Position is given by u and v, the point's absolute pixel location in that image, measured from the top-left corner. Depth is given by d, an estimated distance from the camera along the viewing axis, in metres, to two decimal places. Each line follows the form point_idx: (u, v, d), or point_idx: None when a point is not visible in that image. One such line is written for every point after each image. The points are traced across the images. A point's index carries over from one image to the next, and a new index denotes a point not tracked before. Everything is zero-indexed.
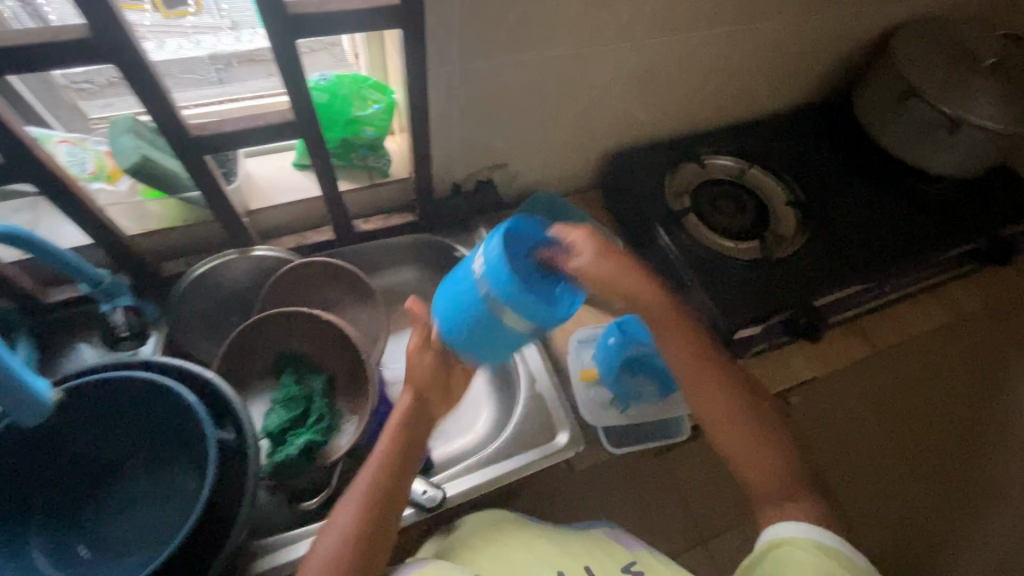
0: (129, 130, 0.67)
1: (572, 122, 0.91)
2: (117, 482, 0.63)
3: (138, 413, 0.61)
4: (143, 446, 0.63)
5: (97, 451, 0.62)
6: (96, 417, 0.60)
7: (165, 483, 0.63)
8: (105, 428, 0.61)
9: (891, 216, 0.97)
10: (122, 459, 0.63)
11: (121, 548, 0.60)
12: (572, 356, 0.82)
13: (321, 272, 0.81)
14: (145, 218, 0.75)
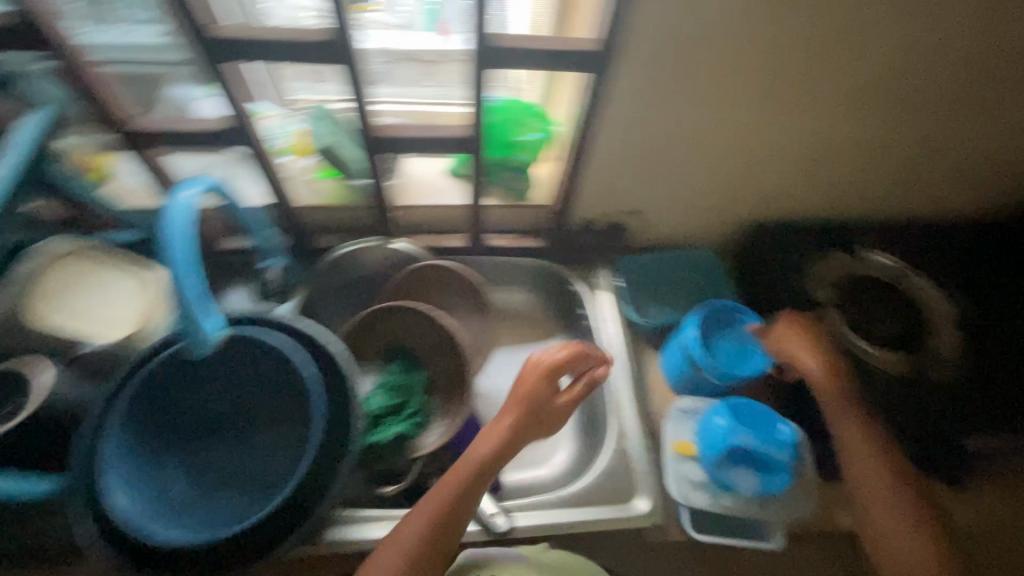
0: (323, 118, 0.74)
1: (721, 184, 0.89)
2: (237, 432, 0.66)
3: (269, 372, 0.63)
4: (260, 401, 0.65)
5: (227, 395, 0.65)
6: (235, 364, 0.63)
7: (268, 439, 0.65)
8: (238, 377, 0.64)
9: None
10: (244, 411, 0.65)
11: (223, 489, 0.62)
12: (669, 424, 0.78)
13: (446, 276, 0.86)
14: (313, 193, 0.84)
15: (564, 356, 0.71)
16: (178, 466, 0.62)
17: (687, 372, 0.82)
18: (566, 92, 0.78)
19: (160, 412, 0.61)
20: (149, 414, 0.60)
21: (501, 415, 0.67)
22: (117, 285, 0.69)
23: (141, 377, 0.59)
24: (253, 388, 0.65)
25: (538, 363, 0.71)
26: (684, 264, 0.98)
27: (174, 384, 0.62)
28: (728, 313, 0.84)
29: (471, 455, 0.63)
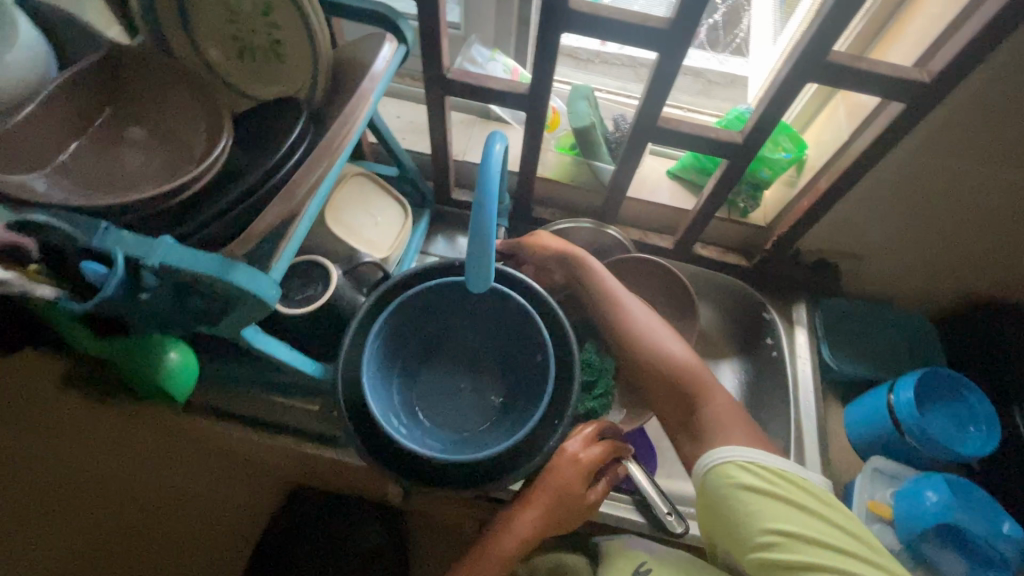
0: (586, 97, 0.78)
1: (975, 253, 0.80)
2: (456, 372, 0.71)
3: (507, 330, 0.69)
4: (485, 347, 0.71)
5: (460, 339, 0.72)
6: (479, 314, 0.69)
7: (482, 382, 0.71)
8: (477, 326, 0.70)
9: None
10: (469, 355, 0.71)
11: (437, 415, 0.69)
12: (861, 480, 0.74)
13: (650, 272, 0.87)
14: (544, 164, 0.88)
15: (607, 450, 0.64)
16: (406, 387, 0.69)
17: (886, 432, 0.77)
18: (839, 120, 0.75)
19: (406, 337, 0.68)
20: (400, 336, 0.67)
21: (533, 501, 0.61)
22: (382, 209, 0.77)
23: (404, 297, 0.64)
24: (484, 335, 0.70)
25: (576, 458, 0.62)
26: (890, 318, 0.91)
27: (424, 312, 0.68)
28: (943, 382, 0.78)
29: (517, 529, 0.61)
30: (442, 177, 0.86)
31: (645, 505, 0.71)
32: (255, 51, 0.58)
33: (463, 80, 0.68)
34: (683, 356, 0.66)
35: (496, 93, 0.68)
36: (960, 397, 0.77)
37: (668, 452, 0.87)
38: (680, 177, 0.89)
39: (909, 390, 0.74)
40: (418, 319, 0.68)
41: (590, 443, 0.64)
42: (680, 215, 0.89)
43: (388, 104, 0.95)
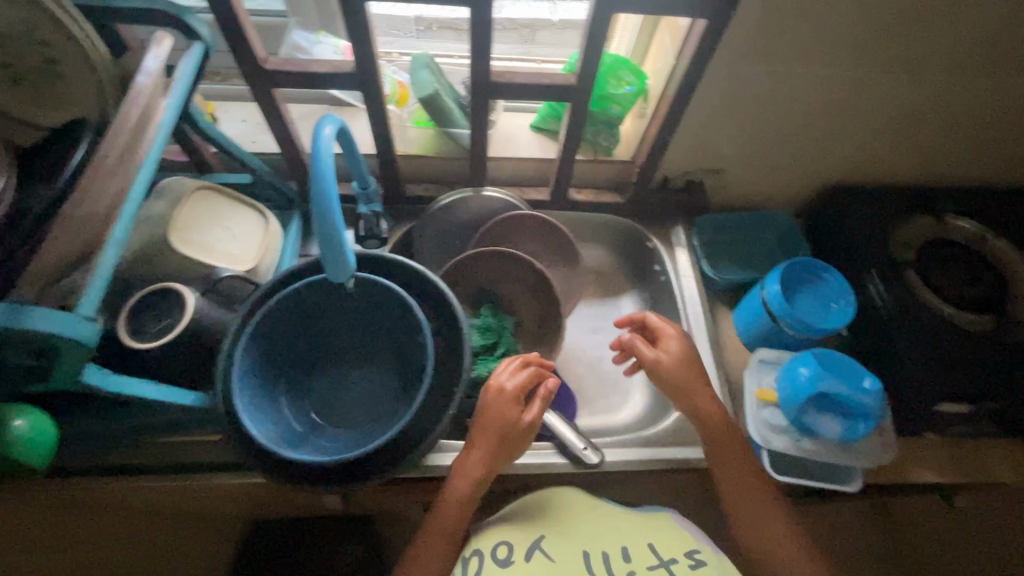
0: (427, 66, 0.78)
1: (810, 146, 0.88)
2: (350, 371, 0.71)
3: (388, 321, 0.67)
4: (370, 341, 0.70)
5: (351, 339, 0.70)
6: (357, 310, 0.68)
7: (376, 376, 0.70)
8: (358, 321, 0.69)
9: None
10: (360, 352, 0.70)
11: (336, 419, 0.68)
12: (749, 374, 0.82)
13: (533, 226, 0.89)
14: (406, 142, 0.87)
15: (530, 377, 0.70)
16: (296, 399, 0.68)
17: (764, 327, 0.84)
18: (668, 46, 0.78)
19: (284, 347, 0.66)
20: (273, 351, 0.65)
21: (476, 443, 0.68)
22: (239, 218, 0.73)
23: (267, 311, 0.63)
24: (363, 330, 0.70)
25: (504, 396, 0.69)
26: (757, 223, 0.98)
27: (295, 322, 0.66)
28: (813, 271, 0.85)
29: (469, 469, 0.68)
30: (302, 175, 0.83)
31: (563, 444, 0.75)
32: (29, 77, 0.52)
33: (284, 68, 0.65)
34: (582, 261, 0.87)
35: (322, 75, 0.66)
36: (824, 279, 0.85)
37: (586, 391, 0.91)
38: (544, 129, 0.92)
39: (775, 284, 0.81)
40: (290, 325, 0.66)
41: (516, 373, 0.70)
42: (550, 165, 0.91)
43: (232, 110, 0.90)
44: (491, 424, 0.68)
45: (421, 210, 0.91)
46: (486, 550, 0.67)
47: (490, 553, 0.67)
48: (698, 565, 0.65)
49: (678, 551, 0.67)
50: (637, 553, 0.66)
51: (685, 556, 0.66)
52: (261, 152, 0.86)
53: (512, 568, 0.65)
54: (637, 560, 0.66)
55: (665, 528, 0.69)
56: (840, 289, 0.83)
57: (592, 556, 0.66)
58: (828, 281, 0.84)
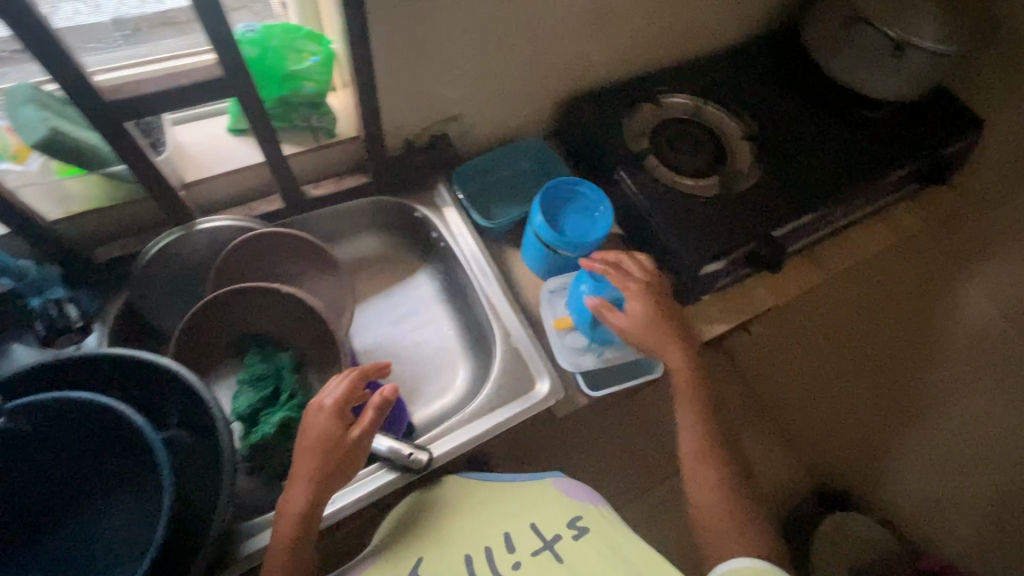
0: (30, 100, 0.59)
1: (523, 68, 0.86)
2: (93, 508, 0.58)
3: (96, 429, 0.56)
4: (93, 471, 0.57)
5: (67, 477, 0.57)
6: (52, 435, 0.55)
7: (117, 507, 0.57)
8: (67, 447, 0.56)
9: (848, 145, 0.96)
10: (96, 482, 0.58)
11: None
12: (544, 308, 0.85)
13: (275, 243, 0.77)
14: (67, 198, 0.69)
15: (354, 383, 0.63)
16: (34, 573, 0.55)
17: (543, 260, 0.85)
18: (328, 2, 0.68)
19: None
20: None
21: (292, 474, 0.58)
22: None
23: None
24: (77, 461, 0.57)
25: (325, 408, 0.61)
26: (513, 156, 0.97)
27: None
28: (567, 190, 0.86)
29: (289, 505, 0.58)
30: None
31: (388, 460, 0.69)
32: None
33: None
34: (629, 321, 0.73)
35: None
36: (580, 195, 0.86)
37: (410, 387, 0.86)
38: (243, 130, 0.78)
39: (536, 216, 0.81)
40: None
41: (343, 389, 0.62)
42: (266, 170, 0.78)
43: None
44: (317, 448, 0.59)
45: (129, 272, 0.74)
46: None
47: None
48: (581, 533, 0.59)
49: (560, 525, 0.60)
50: (519, 535, 0.60)
51: (567, 527, 0.60)
52: None
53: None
54: (521, 547, 0.59)
55: (548, 497, 0.64)
56: (594, 201, 0.86)
57: (475, 557, 0.59)
58: (583, 197, 0.86)
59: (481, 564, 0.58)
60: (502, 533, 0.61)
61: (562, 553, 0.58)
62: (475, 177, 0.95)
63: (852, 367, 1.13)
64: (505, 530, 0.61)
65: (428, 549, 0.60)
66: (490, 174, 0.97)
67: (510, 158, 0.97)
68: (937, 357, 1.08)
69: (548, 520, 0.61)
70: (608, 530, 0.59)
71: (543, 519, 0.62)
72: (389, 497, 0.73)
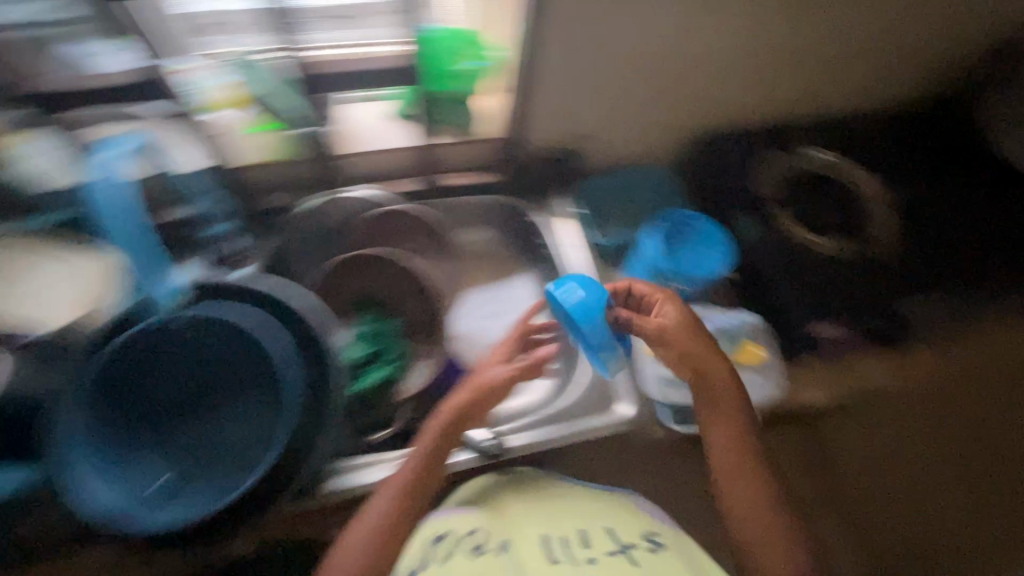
0: (249, 63, 0.71)
1: (666, 97, 0.88)
2: (208, 412, 0.64)
3: (195, 348, 0.62)
4: (218, 375, 0.63)
5: (196, 376, 0.63)
6: (173, 341, 0.61)
7: (241, 406, 0.63)
8: (187, 354, 0.62)
9: (1001, 230, 0.89)
10: (224, 383, 0.63)
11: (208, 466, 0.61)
12: (639, 336, 0.85)
13: (407, 219, 0.85)
14: (242, 149, 0.79)
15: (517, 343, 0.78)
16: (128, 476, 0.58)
17: (645, 284, 0.87)
18: (504, 11, 0.75)
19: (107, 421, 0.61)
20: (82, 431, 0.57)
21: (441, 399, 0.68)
22: None
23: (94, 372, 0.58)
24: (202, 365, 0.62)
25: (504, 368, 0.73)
26: (643, 181, 0.98)
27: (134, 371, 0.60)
28: (680, 221, 0.89)
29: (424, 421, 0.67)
30: None
31: (470, 441, 0.73)
32: None
33: None
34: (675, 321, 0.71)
35: None
36: (692, 227, 0.89)
37: None
38: (410, 116, 0.85)
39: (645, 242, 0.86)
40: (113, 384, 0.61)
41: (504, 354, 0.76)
42: (414, 153, 0.86)
43: None
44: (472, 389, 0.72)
45: (284, 221, 0.84)
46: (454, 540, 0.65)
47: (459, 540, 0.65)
48: (657, 546, 0.65)
49: (637, 535, 0.67)
50: (596, 534, 0.66)
51: (643, 541, 0.66)
52: None
53: (481, 559, 0.63)
54: (595, 543, 0.65)
55: (627, 514, 0.71)
56: (703, 234, 0.88)
57: (554, 543, 0.65)
58: (692, 228, 0.89)
59: (558, 548, 0.64)
60: (581, 528, 0.67)
61: (637, 559, 0.63)
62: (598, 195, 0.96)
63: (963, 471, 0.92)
64: (583, 527, 0.67)
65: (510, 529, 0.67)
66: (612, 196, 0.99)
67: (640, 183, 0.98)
68: None
69: (625, 530, 0.67)
70: (683, 550, 0.65)
71: (621, 528, 0.67)
72: (458, 475, 0.76)
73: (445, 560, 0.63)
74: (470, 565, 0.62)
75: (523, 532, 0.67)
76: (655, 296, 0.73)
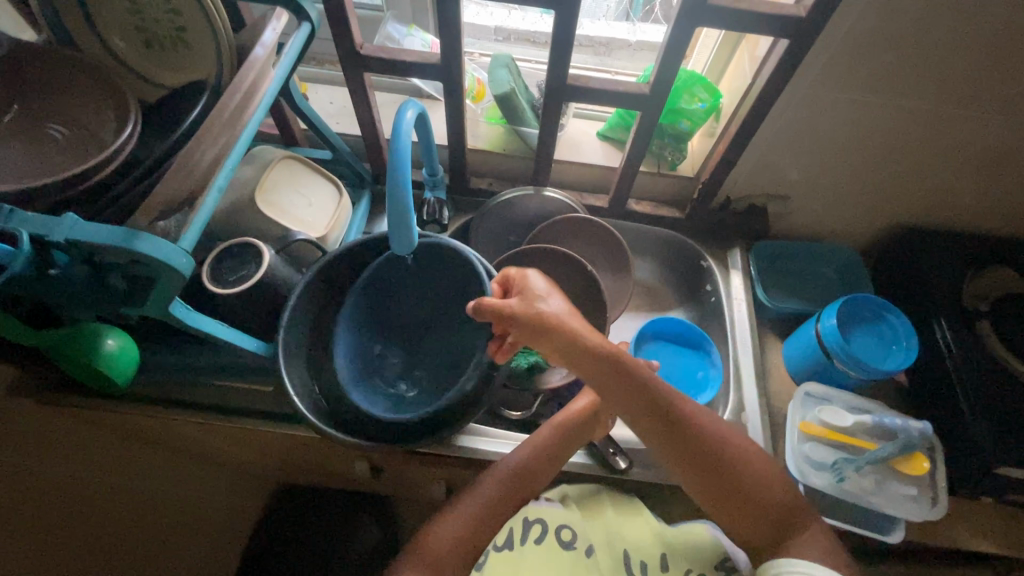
0: (505, 66, 0.81)
1: (885, 180, 0.85)
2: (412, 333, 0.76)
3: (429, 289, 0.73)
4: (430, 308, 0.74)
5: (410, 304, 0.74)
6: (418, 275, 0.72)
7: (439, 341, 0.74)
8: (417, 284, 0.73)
9: None
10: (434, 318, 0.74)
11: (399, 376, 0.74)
12: (793, 405, 0.78)
13: (589, 230, 0.90)
14: (477, 136, 0.91)
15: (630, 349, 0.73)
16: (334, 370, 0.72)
17: (818, 365, 0.81)
18: (745, 65, 0.78)
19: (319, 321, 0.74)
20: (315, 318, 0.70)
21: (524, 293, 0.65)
22: (319, 193, 0.80)
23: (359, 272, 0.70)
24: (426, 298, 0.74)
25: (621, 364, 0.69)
26: (823, 255, 0.95)
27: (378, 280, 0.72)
28: (872, 309, 0.82)
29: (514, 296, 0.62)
30: (379, 157, 0.88)
31: (592, 444, 0.75)
32: (161, 40, 0.60)
33: (376, 54, 0.71)
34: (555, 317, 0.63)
35: (412, 65, 0.72)
36: (883, 319, 0.82)
37: None
38: (610, 138, 0.93)
39: (833, 319, 0.78)
40: (331, 292, 0.74)
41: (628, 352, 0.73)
42: (611, 173, 0.92)
43: (321, 92, 0.96)
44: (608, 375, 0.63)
45: (481, 203, 0.94)
46: (551, 527, 0.69)
47: (554, 529, 0.69)
48: None
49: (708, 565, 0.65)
50: (673, 562, 0.66)
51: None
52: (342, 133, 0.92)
53: (573, 553, 0.66)
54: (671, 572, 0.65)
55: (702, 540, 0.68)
56: (895, 328, 0.81)
57: (642, 561, 0.66)
58: (882, 318, 0.82)
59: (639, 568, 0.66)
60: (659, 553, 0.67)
61: None
62: (773, 256, 0.96)
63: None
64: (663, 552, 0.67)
65: (591, 531, 0.68)
66: (789, 262, 0.97)
67: (820, 255, 0.95)
68: None
69: (695, 559, 0.66)
70: None
71: (694, 559, 0.66)
72: (571, 474, 0.79)
73: (540, 540, 0.68)
74: (562, 555, 0.66)
75: (602, 536, 0.68)
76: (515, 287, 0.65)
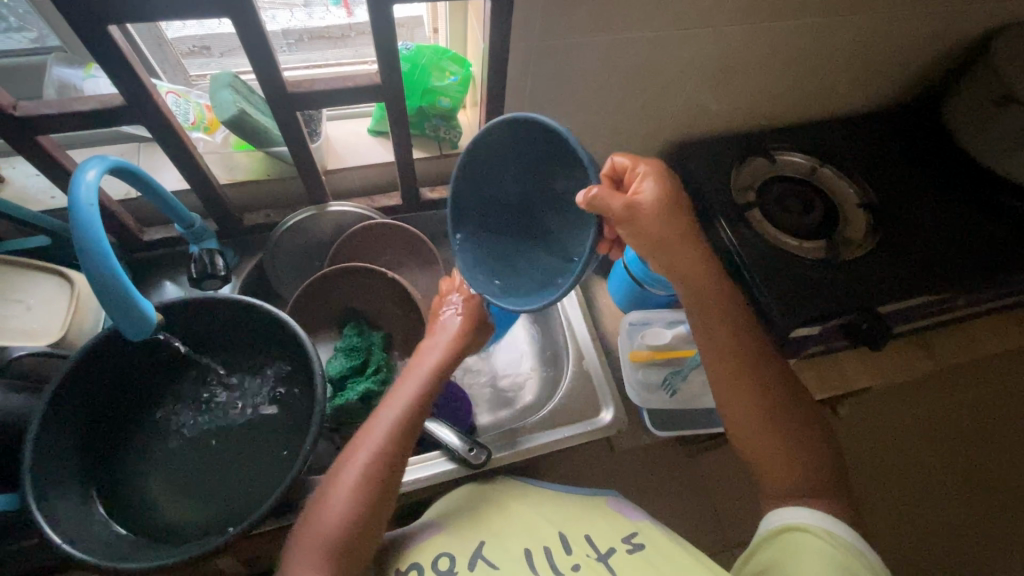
0: (228, 85, 0.72)
1: (640, 109, 0.90)
2: (254, 386, 0.70)
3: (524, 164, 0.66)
4: (270, 350, 0.68)
5: (237, 343, 0.68)
6: (235, 322, 0.66)
7: (288, 402, 0.68)
8: (247, 330, 0.67)
9: (988, 234, 0.88)
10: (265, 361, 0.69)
11: (238, 446, 0.67)
12: (622, 338, 0.84)
13: (389, 233, 0.85)
14: (233, 168, 0.82)
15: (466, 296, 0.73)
16: (144, 477, 0.64)
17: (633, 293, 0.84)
18: (477, 30, 0.77)
19: (99, 439, 0.63)
20: (72, 441, 0.59)
21: (632, 182, 0.61)
22: (38, 289, 0.66)
23: (194, 303, 0.62)
24: (254, 333, 0.67)
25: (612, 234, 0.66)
26: None
27: (206, 332, 0.66)
28: None
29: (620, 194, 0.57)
30: (115, 225, 0.74)
31: (450, 451, 0.72)
32: None
33: (37, 111, 0.59)
34: (654, 195, 0.59)
35: (96, 113, 0.61)
36: None
37: (476, 391, 0.88)
38: (382, 132, 0.88)
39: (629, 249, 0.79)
40: (94, 403, 0.62)
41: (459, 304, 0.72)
42: (392, 168, 0.87)
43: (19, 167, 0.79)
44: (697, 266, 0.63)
45: (266, 238, 0.85)
46: (427, 562, 0.60)
47: (438, 559, 0.60)
48: (637, 549, 0.59)
49: (616, 539, 0.61)
50: (574, 541, 0.61)
51: (622, 542, 0.60)
52: (49, 210, 0.74)
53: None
54: (577, 551, 0.60)
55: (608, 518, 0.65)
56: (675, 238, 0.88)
57: (534, 553, 0.60)
58: None
59: (540, 561, 0.59)
60: (559, 532, 0.62)
61: (615, 567, 0.57)
62: None
63: (950, 485, 0.98)
64: (561, 530, 0.62)
65: (479, 536, 0.62)
66: None
67: None
68: (1005, 440, 1.01)
69: (603, 535, 0.61)
70: (670, 547, 0.59)
71: (599, 536, 0.61)
72: (443, 484, 0.76)
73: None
74: None
75: (491, 532, 0.62)
76: (636, 184, 0.59)
